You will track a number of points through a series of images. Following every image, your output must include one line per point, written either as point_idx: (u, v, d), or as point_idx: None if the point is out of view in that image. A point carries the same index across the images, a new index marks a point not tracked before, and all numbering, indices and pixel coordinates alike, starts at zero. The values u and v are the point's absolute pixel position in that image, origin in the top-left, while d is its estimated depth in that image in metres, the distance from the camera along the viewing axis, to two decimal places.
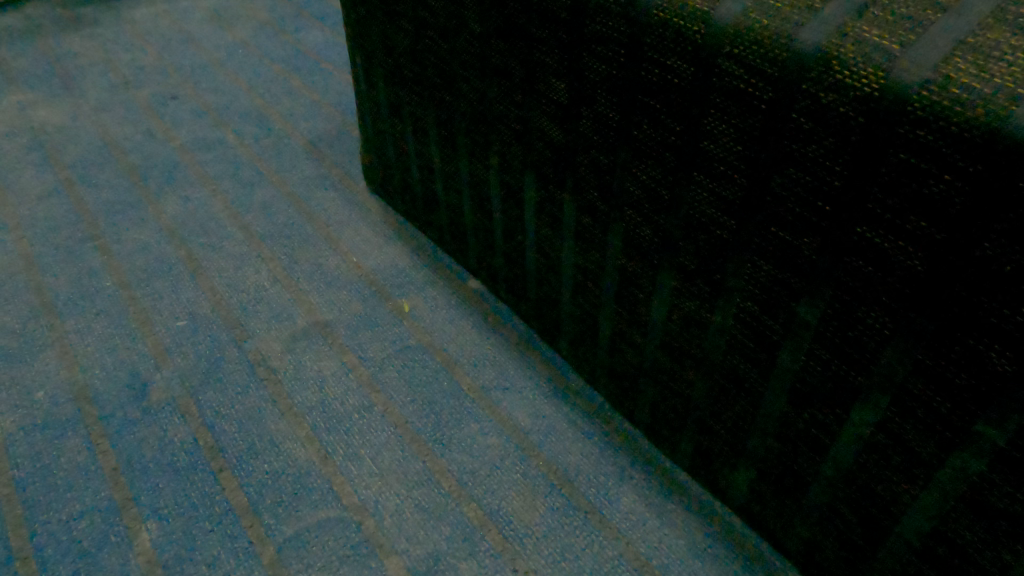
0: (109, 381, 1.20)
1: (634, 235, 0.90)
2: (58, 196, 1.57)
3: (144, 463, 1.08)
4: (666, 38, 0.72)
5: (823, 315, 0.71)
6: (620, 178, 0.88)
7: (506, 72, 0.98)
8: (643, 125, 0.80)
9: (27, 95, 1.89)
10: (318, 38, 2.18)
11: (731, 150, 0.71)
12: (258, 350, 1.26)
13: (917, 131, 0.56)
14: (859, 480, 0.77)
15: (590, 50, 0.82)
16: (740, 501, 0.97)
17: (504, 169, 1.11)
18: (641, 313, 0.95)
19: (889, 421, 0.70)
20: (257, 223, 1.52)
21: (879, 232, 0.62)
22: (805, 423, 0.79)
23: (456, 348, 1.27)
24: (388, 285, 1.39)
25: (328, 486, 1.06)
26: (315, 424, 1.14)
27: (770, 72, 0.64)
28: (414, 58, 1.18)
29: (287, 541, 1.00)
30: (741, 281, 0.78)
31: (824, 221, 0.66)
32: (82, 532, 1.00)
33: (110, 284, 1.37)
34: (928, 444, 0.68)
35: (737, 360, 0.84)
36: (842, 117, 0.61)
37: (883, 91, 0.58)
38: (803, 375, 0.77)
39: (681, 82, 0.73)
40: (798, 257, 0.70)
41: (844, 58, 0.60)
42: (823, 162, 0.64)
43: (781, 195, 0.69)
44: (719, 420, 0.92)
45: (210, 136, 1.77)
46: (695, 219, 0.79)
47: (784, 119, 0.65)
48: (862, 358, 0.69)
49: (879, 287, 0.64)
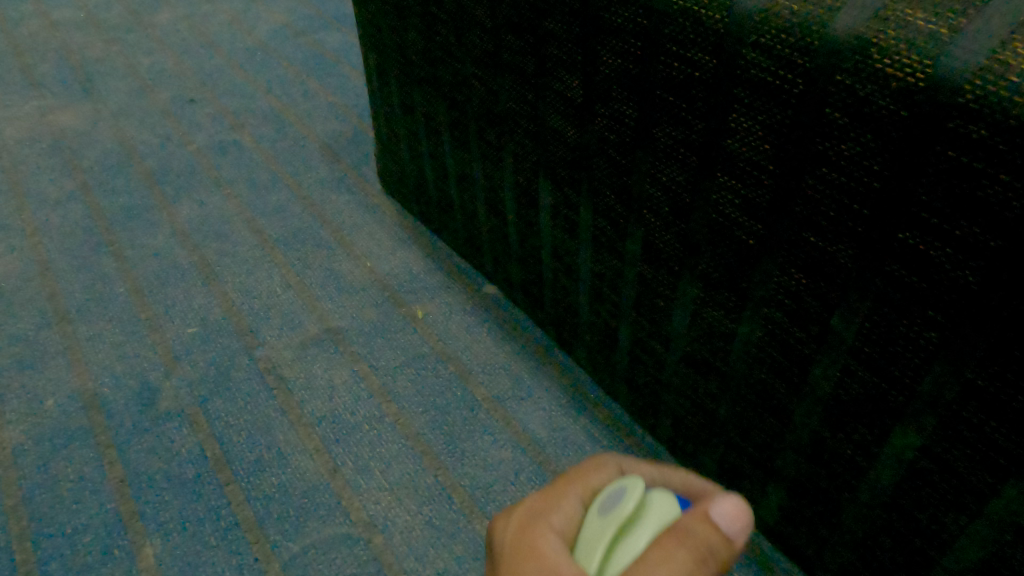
0: (118, 390, 1.18)
1: (653, 240, 0.85)
2: (75, 201, 1.57)
3: (151, 475, 1.06)
4: (686, 29, 0.67)
5: (860, 329, 0.65)
6: (637, 179, 0.82)
7: (519, 70, 0.94)
8: (661, 123, 0.75)
9: (48, 100, 1.89)
10: (336, 39, 2.16)
11: (757, 150, 0.65)
12: (268, 357, 1.23)
13: (969, 126, 0.50)
14: (901, 507, 0.71)
15: (606, 44, 0.77)
16: (770, 523, 0.90)
17: (518, 171, 1.06)
18: (663, 322, 0.90)
19: (935, 445, 0.64)
20: (271, 227, 1.50)
21: (924, 239, 0.56)
22: (840, 444, 0.73)
23: (470, 356, 1.23)
24: (401, 290, 1.36)
25: (336, 501, 1.03)
26: (325, 436, 1.11)
27: (802, 62, 0.59)
28: (426, 57, 1.14)
29: (293, 558, 0.96)
30: (769, 290, 0.72)
31: (860, 226, 0.60)
32: (87, 546, 0.98)
33: (123, 290, 1.36)
34: (979, 472, 0.62)
35: (767, 374, 0.78)
36: (882, 111, 0.55)
37: (931, 81, 0.51)
38: (837, 393, 0.70)
39: (702, 76, 0.67)
40: (831, 265, 0.64)
41: (883, 45, 0.54)
42: (859, 161, 0.58)
43: (813, 198, 0.63)
44: (746, 437, 0.86)
45: (227, 140, 1.75)
46: (718, 224, 0.74)
47: (816, 114, 0.59)
48: (904, 376, 0.63)
49: (923, 299, 0.58)
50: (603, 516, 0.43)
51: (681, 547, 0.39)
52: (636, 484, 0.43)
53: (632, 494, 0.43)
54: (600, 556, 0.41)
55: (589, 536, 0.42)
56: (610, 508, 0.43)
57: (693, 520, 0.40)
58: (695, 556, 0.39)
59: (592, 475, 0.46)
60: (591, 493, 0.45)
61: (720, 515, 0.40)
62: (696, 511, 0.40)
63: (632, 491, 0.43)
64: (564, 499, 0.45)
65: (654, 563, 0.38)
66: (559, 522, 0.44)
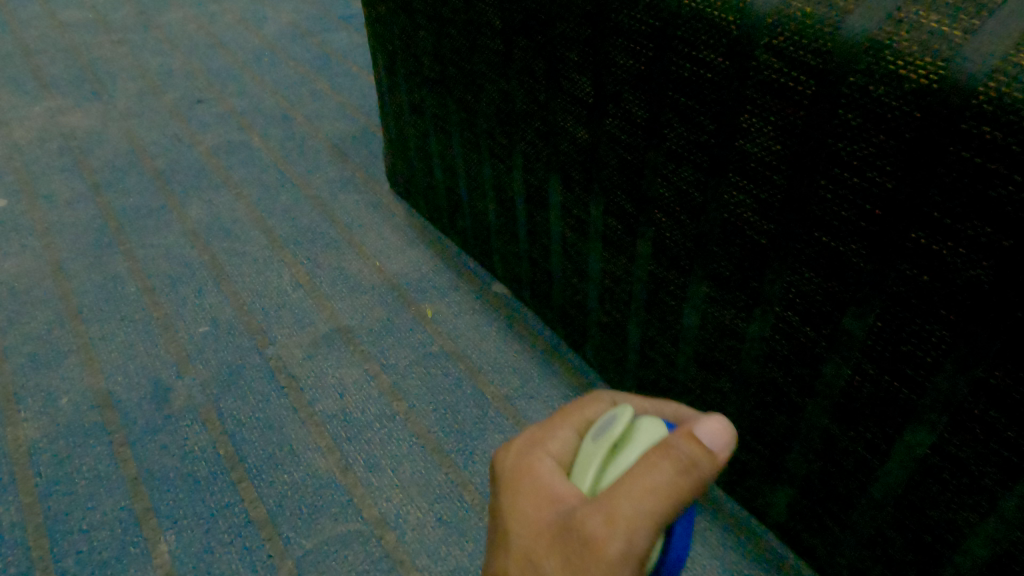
0: (131, 388, 1.19)
1: (664, 240, 0.85)
2: (86, 201, 1.58)
3: (165, 472, 1.07)
4: (699, 30, 0.67)
5: (872, 328, 0.65)
6: (649, 179, 0.83)
7: (530, 71, 0.94)
8: (673, 123, 0.75)
9: (58, 101, 1.90)
10: (343, 39, 2.17)
11: (769, 150, 0.66)
12: (279, 356, 1.24)
13: (983, 127, 0.51)
14: (911, 505, 0.71)
15: (618, 45, 0.78)
16: (780, 521, 0.91)
17: (528, 171, 1.07)
18: (673, 321, 0.91)
19: (946, 443, 0.64)
20: (280, 226, 1.51)
21: (936, 238, 0.57)
22: (851, 442, 0.74)
23: (480, 355, 1.24)
24: (411, 289, 1.37)
25: (348, 498, 1.03)
26: (336, 434, 1.12)
27: (815, 64, 0.59)
28: (436, 58, 1.14)
29: (306, 555, 0.97)
30: (780, 289, 0.73)
31: (873, 226, 0.61)
32: (102, 543, 0.99)
33: (135, 289, 1.37)
34: (990, 469, 0.62)
35: (777, 372, 0.78)
36: (895, 112, 0.55)
37: (944, 82, 0.52)
38: (848, 391, 0.71)
39: (715, 77, 0.68)
40: (843, 264, 0.65)
41: (897, 47, 0.54)
42: (872, 162, 0.58)
43: (825, 198, 0.63)
44: (757, 435, 0.87)
45: (236, 140, 1.76)
46: (729, 224, 0.75)
47: (829, 115, 0.60)
48: (916, 374, 0.64)
49: (936, 298, 0.59)
50: (595, 440, 0.47)
51: (661, 462, 0.42)
52: (626, 412, 0.48)
53: (622, 421, 0.47)
54: (591, 477, 0.45)
55: (583, 458, 0.47)
56: (602, 432, 0.47)
57: (676, 437, 0.43)
58: (678, 468, 0.42)
59: (588, 408, 0.51)
60: (586, 423, 0.50)
61: (702, 432, 0.43)
62: (681, 430, 0.43)
63: (622, 418, 0.48)
64: (560, 429, 0.50)
65: (637, 474, 0.42)
66: (557, 448, 0.49)
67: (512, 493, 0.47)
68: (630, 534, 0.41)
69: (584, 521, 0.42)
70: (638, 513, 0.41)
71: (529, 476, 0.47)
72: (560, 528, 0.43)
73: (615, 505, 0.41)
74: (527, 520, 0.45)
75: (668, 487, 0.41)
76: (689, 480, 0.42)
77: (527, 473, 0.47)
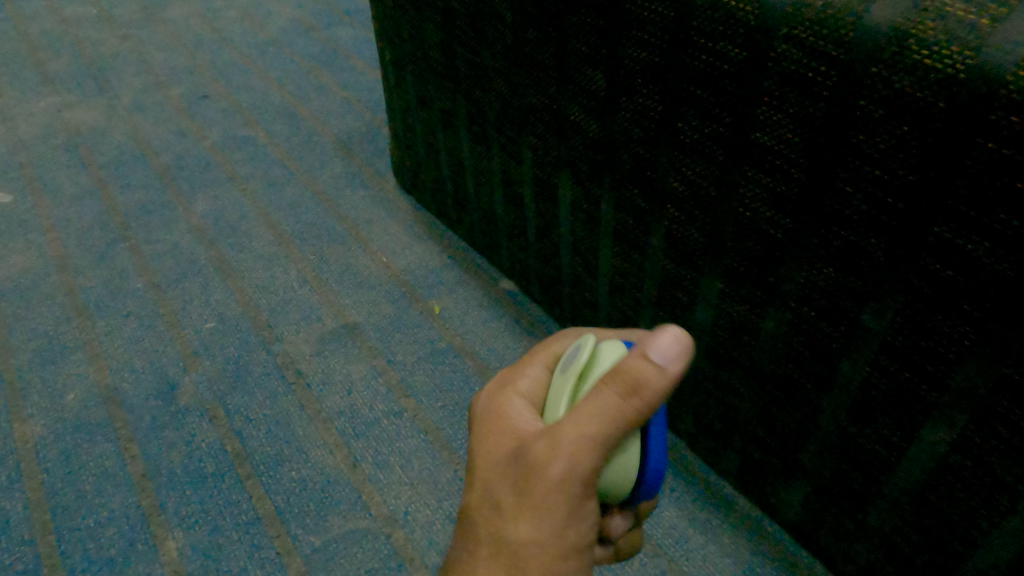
0: (138, 385, 1.18)
1: (677, 235, 0.84)
2: (91, 196, 1.57)
3: (172, 469, 1.06)
4: (716, 21, 0.66)
5: (892, 324, 0.64)
6: (662, 173, 0.82)
7: (540, 64, 0.93)
8: (688, 116, 0.74)
9: (63, 96, 1.90)
10: (348, 33, 2.16)
11: (787, 142, 0.65)
12: (287, 352, 1.23)
13: (1011, 117, 0.50)
14: (930, 503, 0.70)
15: (631, 37, 0.76)
16: (794, 519, 0.90)
17: (537, 166, 1.06)
18: (686, 317, 0.90)
19: (967, 440, 0.63)
20: (286, 222, 1.50)
21: (960, 232, 0.56)
22: (867, 439, 0.73)
23: (488, 351, 1.23)
24: (418, 285, 1.36)
25: (356, 495, 1.03)
26: (344, 430, 1.11)
27: (835, 54, 0.58)
28: (444, 51, 1.13)
29: (315, 552, 0.96)
30: (797, 285, 0.71)
31: (893, 220, 0.60)
32: (109, 540, 0.98)
33: (141, 285, 1.37)
34: (1012, 467, 0.61)
35: (792, 369, 0.77)
36: (919, 103, 0.54)
37: (971, 72, 0.51)
38: (865, 388, 0.70)
39: (732, 69, 0.67)
40: (863, 260, 0.64)
41: (922, 36, 0.53)
42: (894, 154, 0.57)
43: (845, 192, 0.62)
44: (770, 432, 0.86)
45: (241, 135, 1.75)
46: (745, 219, 0.74)
47: (850, 107, 0.58)
48: (936, 371, 0.63)
49: (959, 293, 0.58)
50: (564, 372, 0.53)
51: (606, 388, 0.46)
52: (589, 341, 0.53)
53: (585, 351, 0.52)
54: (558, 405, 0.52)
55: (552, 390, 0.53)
56: (568, 363, 0.53)
57: (629, 359, 0.45)
58: (620, 392, 0.45)
59: (556, 344, 0.57)
60: (555, 357, 0.57)
61: (658, 352, 0.44)
62: (637, 350, 0.45)
63: (586, 346, 0.53)
64: (531, 367, 0.56)
65: (584, 404, 0.46)
66: (527, 385, 0.55)
67: (484, 426, 0.53)
68: (575, 456, 0.46)
69: (534, 447, 0.48)
70: (580, 438, 0.46)
71: (500, 411, 0.54)
72: (519, 452, 0.49)
73: (562, 431, 0.47)
74: (492, 451, 0.51)
75: (611, 411, 0.45)
76: (635, 402, 0.45)
77: (497, 410, 0.54)
